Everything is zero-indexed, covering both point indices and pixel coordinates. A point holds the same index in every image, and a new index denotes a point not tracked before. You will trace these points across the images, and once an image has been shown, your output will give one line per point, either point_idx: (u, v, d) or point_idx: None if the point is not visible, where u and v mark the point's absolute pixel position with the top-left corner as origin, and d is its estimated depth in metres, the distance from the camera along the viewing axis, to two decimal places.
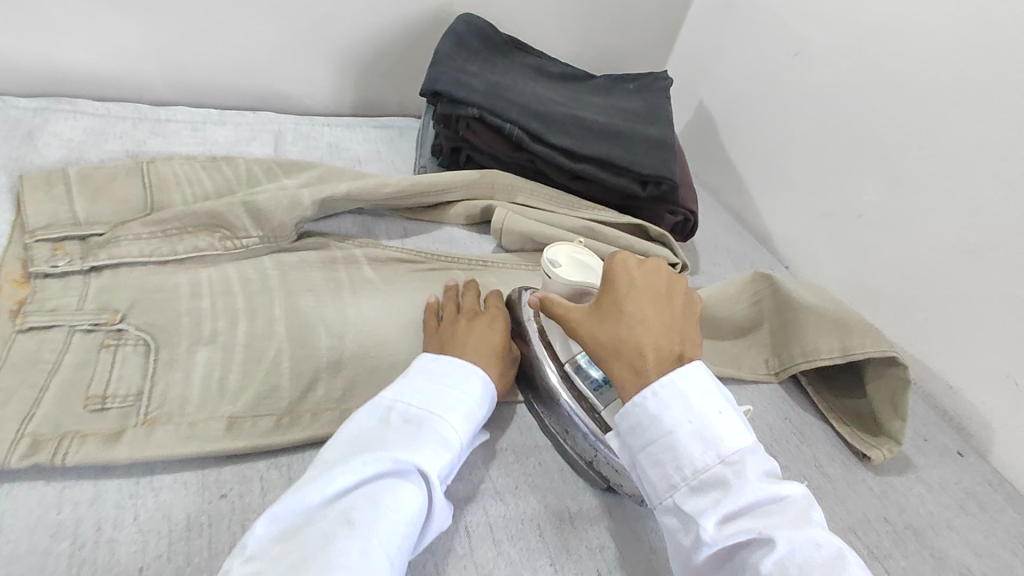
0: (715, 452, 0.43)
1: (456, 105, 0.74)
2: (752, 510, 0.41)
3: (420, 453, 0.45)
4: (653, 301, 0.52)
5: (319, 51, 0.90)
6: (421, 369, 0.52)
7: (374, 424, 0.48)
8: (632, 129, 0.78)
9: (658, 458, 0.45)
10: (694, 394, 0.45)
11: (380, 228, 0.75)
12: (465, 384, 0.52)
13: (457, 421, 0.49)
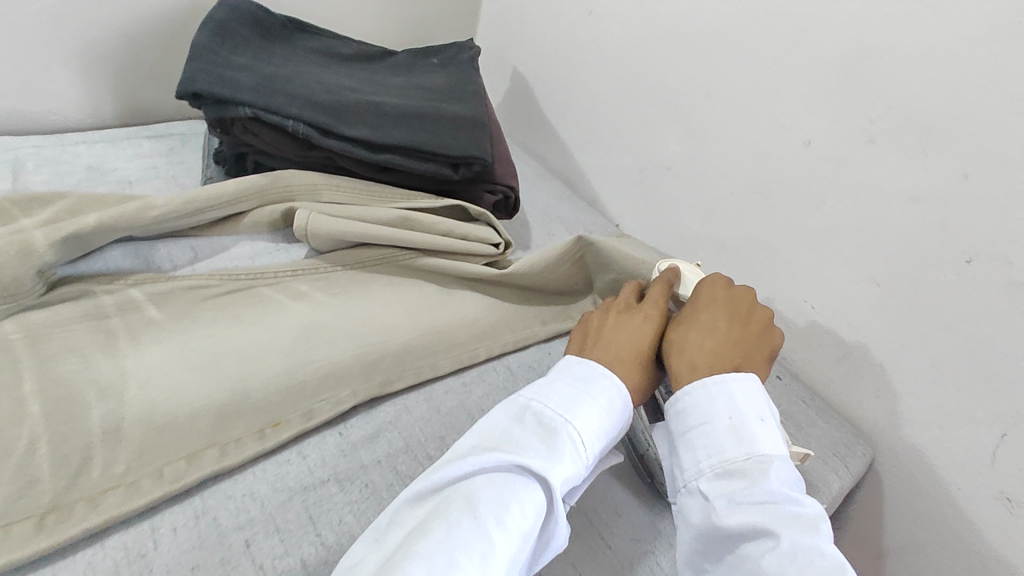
0: (748, 449, 0.44)
1: (223, 107, 0.65)
2: (766, 507, 0.41)
3: (552, 465, 0.43)
4: (727, 316, 0.53)
5: (50, 57, 0.75)
6: (568, 368, 0.51)
7: (507, 423, 0.46)
8: (435, 111, 0.72)
9: (692, 444, 0.46)
10: (739, 394, 0.46)
11: (161, 256, 0.63)
12: (607, 391, 0.49)
13: (594, 431, 0.46)
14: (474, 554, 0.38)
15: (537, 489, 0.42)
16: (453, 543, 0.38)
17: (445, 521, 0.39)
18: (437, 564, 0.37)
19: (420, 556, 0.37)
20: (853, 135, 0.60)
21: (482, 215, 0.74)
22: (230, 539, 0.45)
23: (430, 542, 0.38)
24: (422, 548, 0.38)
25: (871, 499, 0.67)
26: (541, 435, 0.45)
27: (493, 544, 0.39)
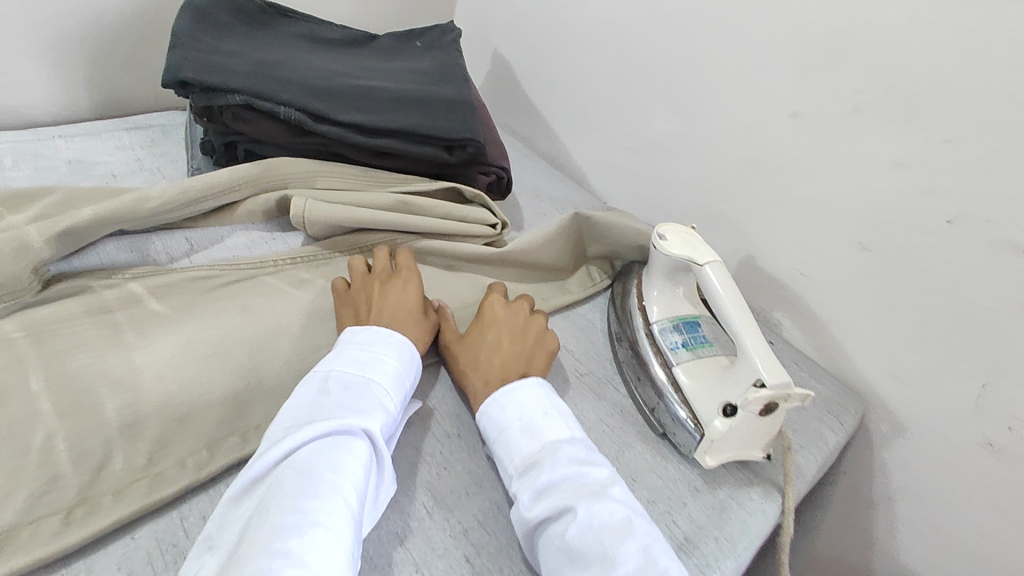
0: (538, 442, 0.50)
1: (212, 94, 0.64)
2: (560, 487, 0.47)
3: (363, 417, 0.47)
4: (506, 331, 0.59)
5: (20, 48, 0.72)
6: (351, 340, 0.54)
7: (314, 396, 0.48)
8: (425, 93, 0.72)
9: (498, 453, 0.51)
10: (523, 398, 0.52)
11: (156, 249, 0.62)
12: (392, 348, 0.54)
13: (392, 382, 0.51)
14: (328, 511, 0.41)
15: (358, 441, 0.46)
16: (306, 508, 0.40)
17: (289, 494, 0.41)
18: (299, 530, 0.39)
19: (280, 529, 0.39)
20: (840, 106, 0.63)
21: (477, 197, 0.75)
22: None
23: (281, 515, 0.40)
24: (279, 522, 0.40)
25: (859, 453, 0.71)
26: (347, 398, 0.48)
27: (340, 497, 0.42)
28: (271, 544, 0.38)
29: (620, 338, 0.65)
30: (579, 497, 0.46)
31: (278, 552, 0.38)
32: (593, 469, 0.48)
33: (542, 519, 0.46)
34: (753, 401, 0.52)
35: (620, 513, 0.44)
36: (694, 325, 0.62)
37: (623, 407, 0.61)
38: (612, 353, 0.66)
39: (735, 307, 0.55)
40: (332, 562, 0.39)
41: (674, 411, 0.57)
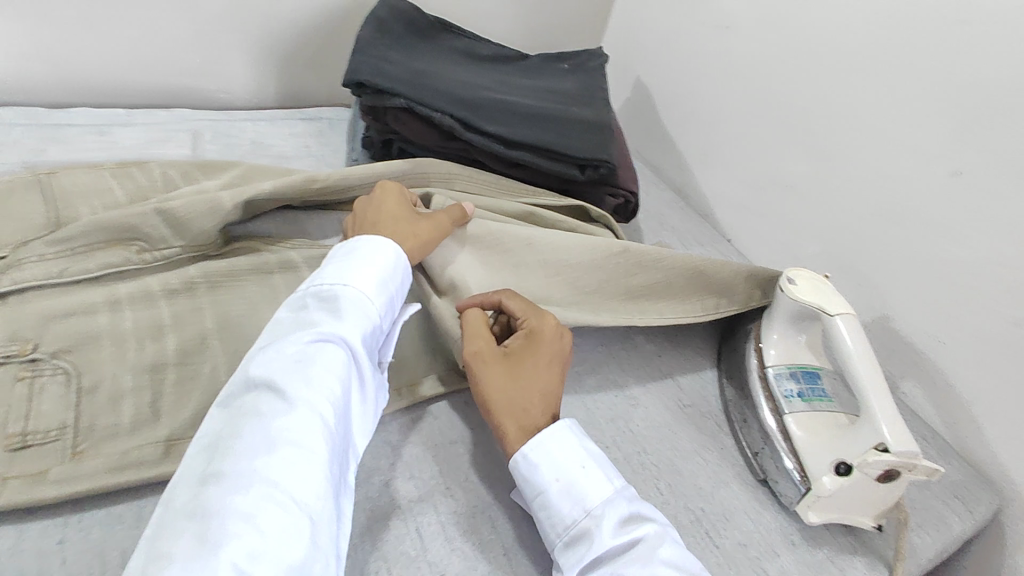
0: (581, 507, 0.47)
1: (381, 96, 0.70)
2: (610, 554, 0.45)
3: (336, 326, 0.46)
4: (552, 372, 0.54)
5: (232, 44, 0.85)
6: (335, 255, 0.53)
7: (292, 312, 0.48)
8: (567, 113, 0.75)
9: (539, 516, 0.48)
10: (559, 454, 0.48)
11: (313, 225, 0.69)
12: (375, 253, 0.53)
13: (372, 288, 0.50)
14: (298, 425, 0.40)
15: (331, 349, 0.45)
16: (274, 423, 0.40)
17: (258, 410, 0.41)
18: (265, 446, 0.39)
19: (248, 448, 0.39)
20: (1012, 169, 0.58)
21: (602, 218, 0.76)
22: None
23: (248, 432, 0.39)
24: (248, 439, 0.39)
25: (985, 550, 0.64)
26: (324, 310, 0.48)
27: (306, 410, 0.41)
28: (237, 461, 0.38)
29: (729, 374, 0.64)
30: (631, 565, 0.44)
31: (246, 469, 0.38)
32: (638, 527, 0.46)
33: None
34: (872, 463, 0.49)
35: None
36: (814, 376, 0.60)
37: (724, 444, 0.60)
38: (718, 389, 0.65)
39: (864, 363, 0.53)
40: (300, 477, 0.38)
41: (780, 458, 0.55)
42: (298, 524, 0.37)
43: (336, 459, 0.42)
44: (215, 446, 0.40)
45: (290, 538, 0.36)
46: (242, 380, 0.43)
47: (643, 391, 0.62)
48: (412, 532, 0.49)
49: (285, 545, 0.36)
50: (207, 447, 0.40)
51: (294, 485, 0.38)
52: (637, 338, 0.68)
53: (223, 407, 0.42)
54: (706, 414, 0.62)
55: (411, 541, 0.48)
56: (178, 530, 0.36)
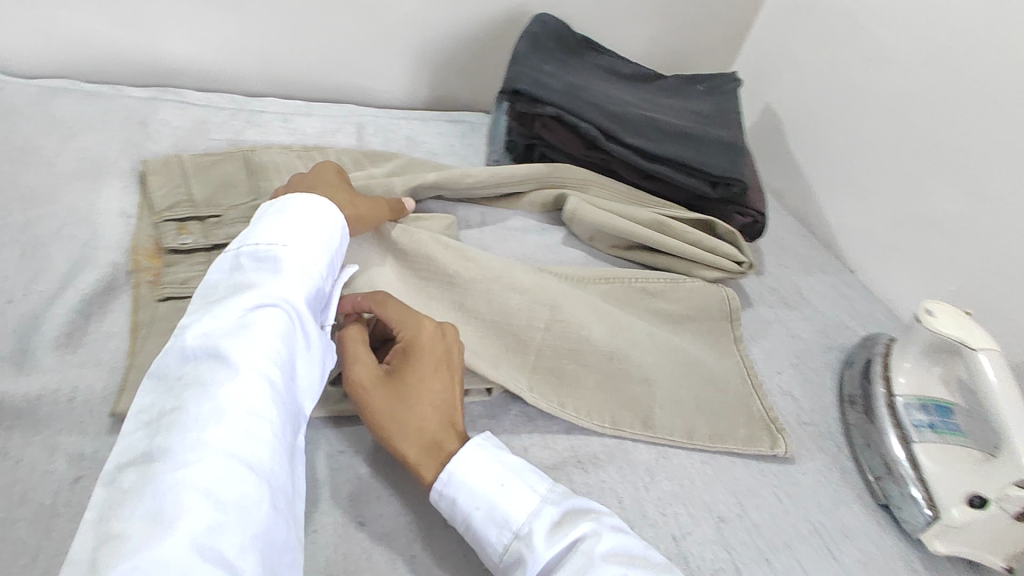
0: (506, 529, 0.44)
1: (535, 104, 0.76)
2: (552, 567, 0.43)
3: (272, 287, 0.47)
4: (441, 381, 0.51)
5: (398, 50, 0.95)
6: (258, 220, 0.53)
7: (235, 278, 0.48)
8: (705, 133, 0.78)
9: (477, 550, 0.46)
10: (469, 479, 0.46)
11: (460, 214, 0.78)
12: (307, 215, 0.53)
13: (307, 249, 0.51)
14: (242, 387, 0.41)
15: (271, 310, 0.45)
16: (217, 388, 0.40)
17: (203, 379, 0.41)
18: (211, 412, 0.39)
19: (191, 416, 0.39)
20: None
21: (729, 234, 0.78)
22: (513, 443, 0.54)
23: (190, 401, 0.40)
24: (193, 408, 0.40)
25: None
26: (259, 274, 0.48)
27: (249, 372, 0.41)
28: (182, 430, 0.38)
29: (854, 399, 0.64)
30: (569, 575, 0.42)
31: (194, 436, 0.38)
32: (571, 532, 0.44)
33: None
34: (1011, 498, 0.50)
35: None
36: (945, 410, 0.60)
37: (843, 465, 0.60)
38: (839, 413, 0.65)
39: (1006, 401, 0.52)
40: (244, 439, 0.39)
41: (906, 486, 0.55)
42: (249, 482, 0.38)
43: (283, 414, 0.43)
44: (159, 419, 0.40)
45: (241, 494, 0.37)
46: (179, 351, 0.43)
47: (769, 404, 0.62)
48: None
49: (241, 500, 0.37)
50: (151, 422, 0.40)
51: (242, 444, 0.39)
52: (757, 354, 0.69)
53: (165, 380, 0.43)
54: (827, 433, 0.63)
55: None
56: (131, 505, 0.36)
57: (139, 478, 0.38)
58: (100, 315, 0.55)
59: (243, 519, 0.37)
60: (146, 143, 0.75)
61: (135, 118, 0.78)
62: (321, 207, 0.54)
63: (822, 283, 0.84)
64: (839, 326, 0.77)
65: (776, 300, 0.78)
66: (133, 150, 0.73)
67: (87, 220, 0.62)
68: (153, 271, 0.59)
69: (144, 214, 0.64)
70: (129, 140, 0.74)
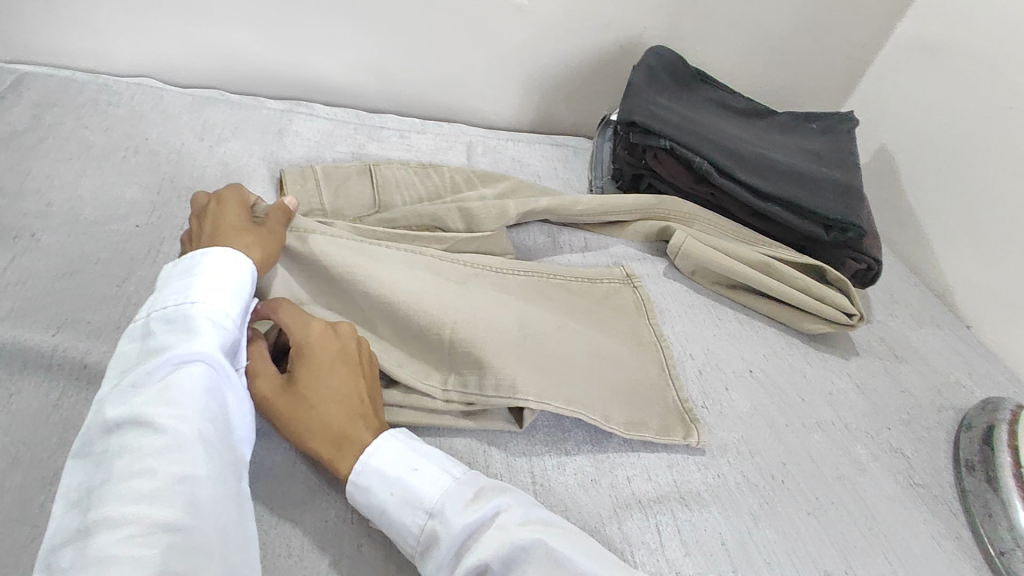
0: (421, 508, 0.45)
1: (649, 136, 0.77)
2: (465, 546, 0.44)
3: (191, 343, 0.44)
4: (336, 375, 0.50)
5: (510, 74, 0.98)
6: (164, 279, 0.49)
7: (149, 341, 0.45)
8: (821, 175, 0.77)
9: (390, 535, 0.46)
10: (382, 463, 0.47)
11: (565, 239, 0.80)
12: (213, 265, 0.49)
13: (219, 297, 0.48)
14: (172, 451, 0.39)
15: (193, 369, 0.43)
16: (145, 456, 0.38)
17: (128, 449, 0.38)
18: (142, 481, 0.37)
19: (117, 490, 0.37)
20: None
21: (839, 280, 0.75)
22: (616, 471, 0.55)
23: (117, 475, 0.37)
24: (121, 483, 0.37)
25: None
26: (172, 332, 0.45)
27: (175, 431, 0.39)
28: (114, 506, 0.36)
29: (973, 464, 0.61)
30: (488, 546, 0.44)
31: (126, 508, 0.36)
32: (485, 504, 0.46)
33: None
34: None
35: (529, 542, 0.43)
36: None
37: (960, 532, 0.57)
38: (955, 478, 0.62)
39: None
40: (181, 499, 0.38)
41: None
42: (191, 543, 0.37)
43: (221, 467, 0.41)
44: (86, 497, 0.37)
45: (184, 555, 0.36)
46: (96, 426, 0.40)
47: (687, 396, 0.61)
48: None
49: (188, 560, 0.36)
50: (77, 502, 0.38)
51: (182, 505, 0.38)
52: (866, 406, 0.67)
53: (85, 458, 0.39)
54: (943, 499, 0.60)
55: None
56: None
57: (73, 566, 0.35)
58: None
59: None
60: (281, 152, 0.81)
61: (272, 128, 0.85)
62: (224, 251, 0.50)
63: (936, 337, 0.80)
64: (954, 385, 0.73)
65: (885, 351, 0.75)
66: (271, 158, 0.80)
67: None
68: None
69: None
70: (267, 148, 0.81)
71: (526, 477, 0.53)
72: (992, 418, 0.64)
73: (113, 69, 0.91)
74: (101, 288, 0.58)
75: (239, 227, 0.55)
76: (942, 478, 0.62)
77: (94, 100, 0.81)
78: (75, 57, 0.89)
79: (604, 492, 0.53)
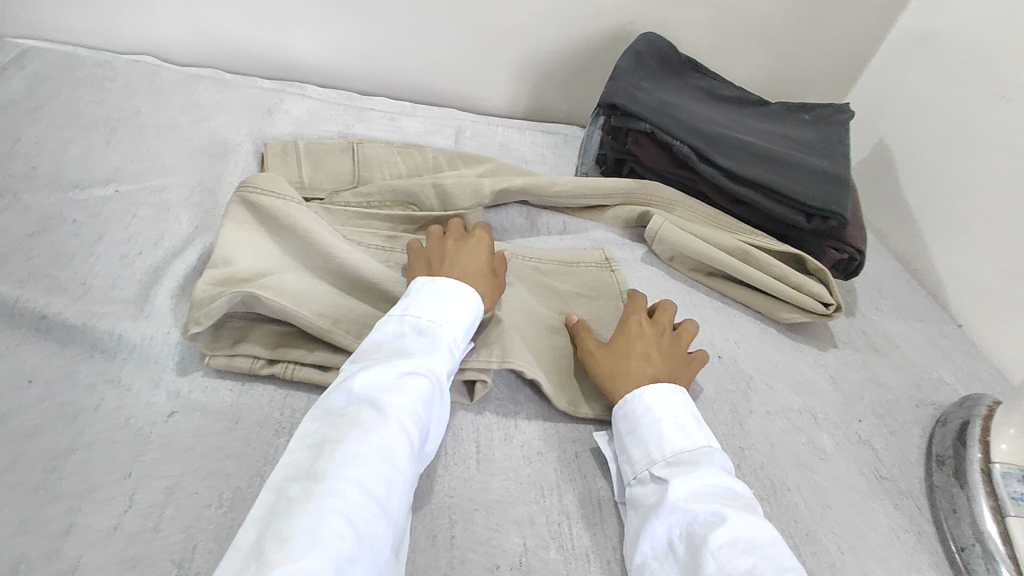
0: (689, 441, 0.50)
1: (629, 119, 0.76)
2: (716, 492, 0.47)
3: (429, 360, 0.48)
4: (653, 346, 0.58)
5: (503, 61, 0.99)
6: (418, 287, 0.54)
7: (393, 338, 0.50)
8: (804, 161, 0.75)
9: (641, 440, 0.51)
10: (680, 402, 0.53)
11: (543, 221, 0.79)
12: (462, 297, 0.53)
13: (461, 331, 0.52)
14: (391, 447, 0.42)
15: (422, 379, 0.46)
16: (371, 439, 0.41)
17: (360, 424, 0.42)
18: (364, 458, 0.40)
19: (348, 455, 0.40)
20: None
21: (818, 270, 0.74)
22: (564, 446, 0.55)
23: (349, 442, 0.41)
24: (349, 450, 0.40)
25: None
26: (418, 341, 0.49)
27: (397, 431, 0.42)
28: (340, 468, 0.39)
29: (942, 459, 0.59)
30: (731, 504, 0.46)
31: (353, 474, 0.39)
32: (740, 484, 0.48)
33: (694, 521, 0.45)
34: None
35: (770, 529, 0.44)
36: None
37: (921, 528, 0.55)
38: (924, 473, 0.60)
39: None
40: (386, 494, 0.40)
41: (994, 565, 0.51)
42: (380, 532, 0.38)
43: (415, 482, 0.43)
44: (320, 448, 0.41)
45: (372, 536, 0.38)
46: (344, 392, 0.44)
47: None
48: (593, 502, 0.51)
49: (371, 551, 0.37)
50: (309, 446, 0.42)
51: (382, 500, 0.39)
52: (836, 397, 0.65)
53: (325, 414, 0.43)
54: (907, 492, 0.58)
55: (591, 507, 0.51)
56: (289, 516, 0.37)
57: (289, 503, 0.37)
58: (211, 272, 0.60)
59: (365, 567, 0.37)
60: (267, 128, 0.83)
61: (261, 106, 0.86)
62: (465, 286, 0.54)
63: (921, 333, 0.77)
64: (935, 381, 0.71)
65: (865, 344, 0.73)
66: (257, 133, 0.81)
67: (212, 192, 0.70)
68: None
69: None
70: (254, 125, 0.82)
71: (473, 445, 0.53)
72: (970, 413, 0.62)
73: (113, 46, 0.94)
74: (72, 245, 0.60)
75: (483, 273, 0.58)
76: (910, 472, 0.60)
77: (90, 74, 0.83)
78: (77, 33, 0.92)
79: (549, 466, 0.53)
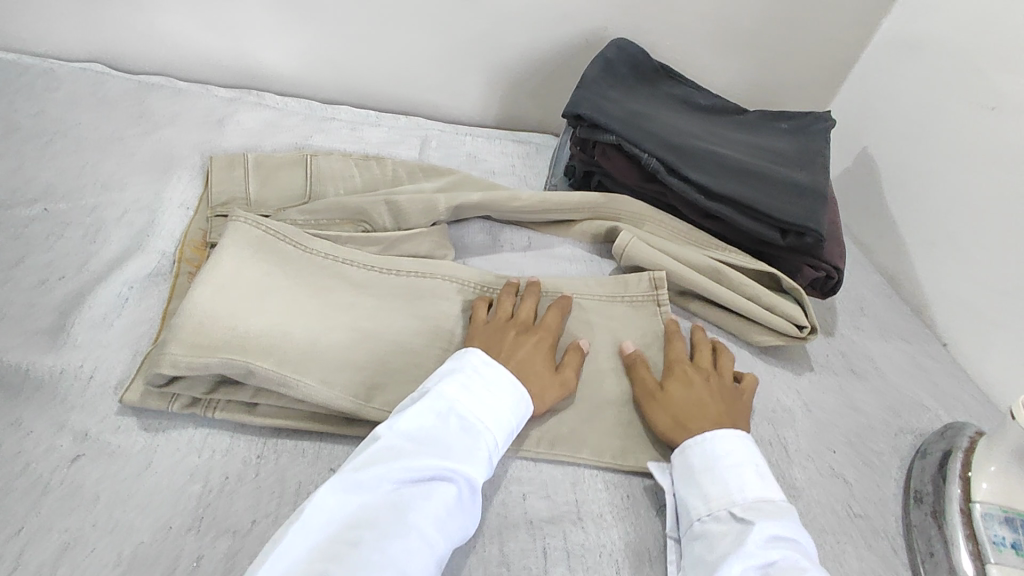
0: (770, 490, 0.48)
1: (595, 131, 0.72)
2: (796, 546, 0.45)
3: (468, 467, 0.44)
4: (708, 387, 0.56)
5: (472, 67, 0.95)
6: (473, 368, 0.49)
7: (433, 421, 0.45)
8: (778, 174, 0.71)
9: (721, 478, 0.48)
10: (757, 449, 0.51)
11: (506, 237, 0.75)
12: (514, 398, 0.49)
13: (504, 435, 0.47)
14: (410, 564, 0.38)
15: (455, 488, 0.42)
16: (391, 552, 0.38)
17: (384, 530, 0.39)
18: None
19: (367, 564, 0.37)
20: None
21: (794, 289, 0.70)
22: (510, 487, 0.51)
23: (370, 550, 0.37)
24: (367, 559, 0.37)
25: None
26: (460, 436, 0.45)
27: (421, 550, 0.39)
28: None
29: (919, 495, 0.56)
30: (811, 562, 0.44)
31: None
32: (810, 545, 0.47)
33: (772, 566, 0.43)
34: None
35: None
36: None
37: (897, 573, 0.51)
38: (901, 509, 0.56)
39: None
40: None
41: None
42: None
43: None
44: (338, 546, 0.37)
45: None
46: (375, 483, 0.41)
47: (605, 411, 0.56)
48: (538, 551, 0.47)
49: None
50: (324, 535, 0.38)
51: None
52: (810, 426, 0.61)
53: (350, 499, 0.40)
54: (881, 533, 0.54)
55: (534, 558, 0.46)
56: None
57: None
58: (137, 298, 0.56)
59: None
60: (218, 141, 0.79)
61: (214, 117, 0.82)
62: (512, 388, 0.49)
63: (903, 354, 0.74)
64: (916, 407, 0.67)
65: (842, 366, 0.70)
66: (206, 146, 0.77)
67: (150, 210, 0.66)
68: (196, 262, 0.60)
69: (200, 207, 0.68)
70: (204, 137, 0.79)
71: None
72: (951, 442, 0.59)
73: (63, 54, 0.90)
74: None
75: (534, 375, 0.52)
76: (885, 509, 0.56)
77: (32, 84, 0.79)
78: (24, 40, 0.88)
79: (492, 510, 0.49)
